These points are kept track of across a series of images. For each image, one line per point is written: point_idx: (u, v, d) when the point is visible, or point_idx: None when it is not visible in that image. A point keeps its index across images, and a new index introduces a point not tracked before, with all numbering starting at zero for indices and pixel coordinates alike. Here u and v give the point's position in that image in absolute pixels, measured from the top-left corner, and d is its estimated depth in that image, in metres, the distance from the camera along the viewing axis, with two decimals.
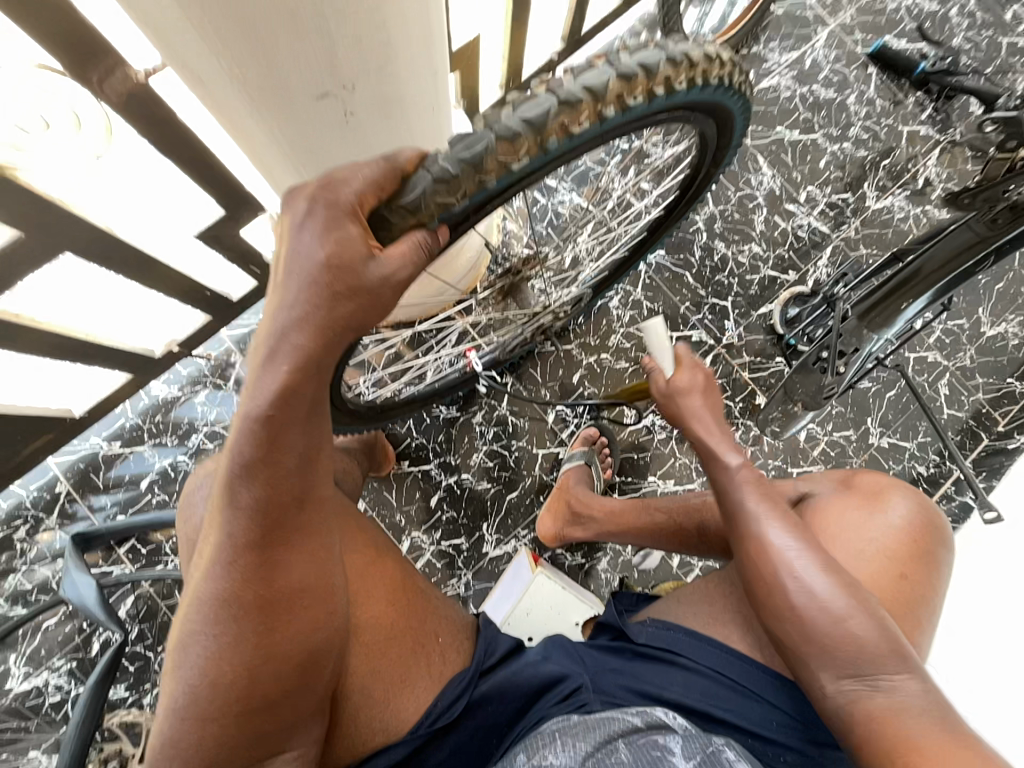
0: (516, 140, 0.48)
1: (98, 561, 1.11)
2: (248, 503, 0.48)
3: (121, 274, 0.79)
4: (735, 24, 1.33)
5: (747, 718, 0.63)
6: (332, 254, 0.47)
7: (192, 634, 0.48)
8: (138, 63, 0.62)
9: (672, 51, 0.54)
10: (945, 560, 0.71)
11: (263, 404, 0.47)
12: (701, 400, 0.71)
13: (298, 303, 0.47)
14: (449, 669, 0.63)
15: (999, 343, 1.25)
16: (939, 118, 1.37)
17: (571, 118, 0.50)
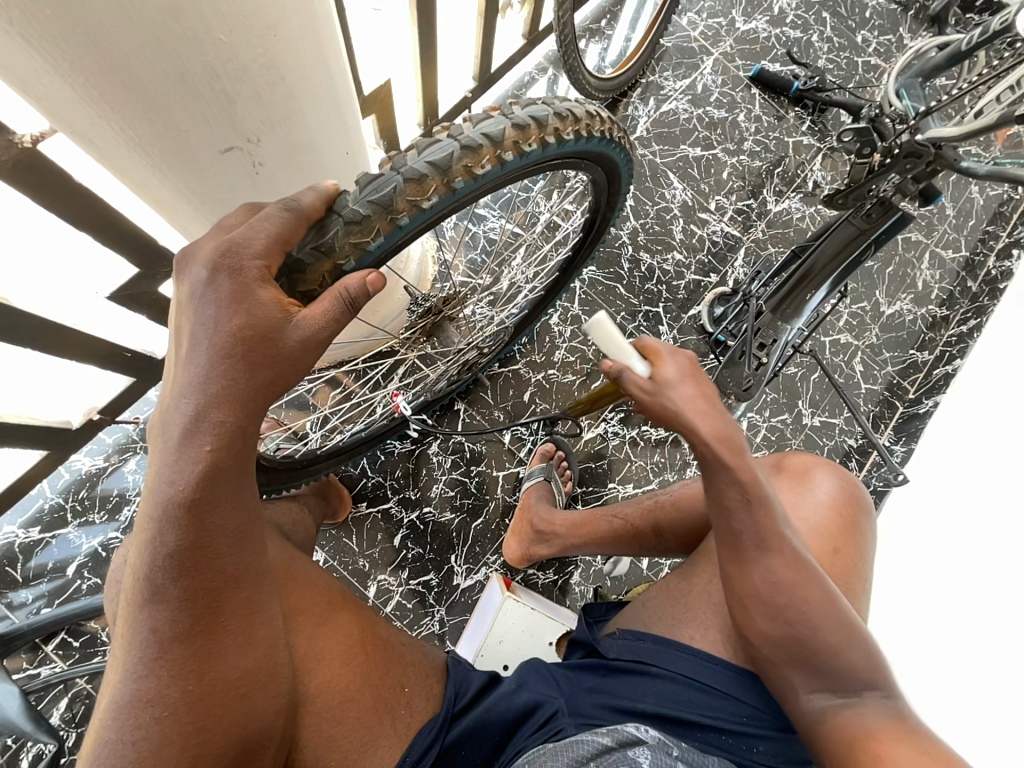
0: (422, 182, 0.52)
1: (22, 665, 0.99)
2: (173, 592, 0.44)
3: (22, 345, 0.74)
4: (631, 57, 1.45)
5: (718, 717, 0.65)
6: (242, 326, 0.44)
7: (111, 743, 0.43)
8: (24, 128, 0.59)
9: (558, 107, 0.60)
10: (868, 527, 0.76)
11: (183, 488, 0.43)
12: (695, 392, 0.58)
13: (207, 382, 0.44)
14: (417, 720, 0.61)
15: (898, 319, 1.39)
16: (817, 129, 1.55)
17: (473, 160, 0.54)
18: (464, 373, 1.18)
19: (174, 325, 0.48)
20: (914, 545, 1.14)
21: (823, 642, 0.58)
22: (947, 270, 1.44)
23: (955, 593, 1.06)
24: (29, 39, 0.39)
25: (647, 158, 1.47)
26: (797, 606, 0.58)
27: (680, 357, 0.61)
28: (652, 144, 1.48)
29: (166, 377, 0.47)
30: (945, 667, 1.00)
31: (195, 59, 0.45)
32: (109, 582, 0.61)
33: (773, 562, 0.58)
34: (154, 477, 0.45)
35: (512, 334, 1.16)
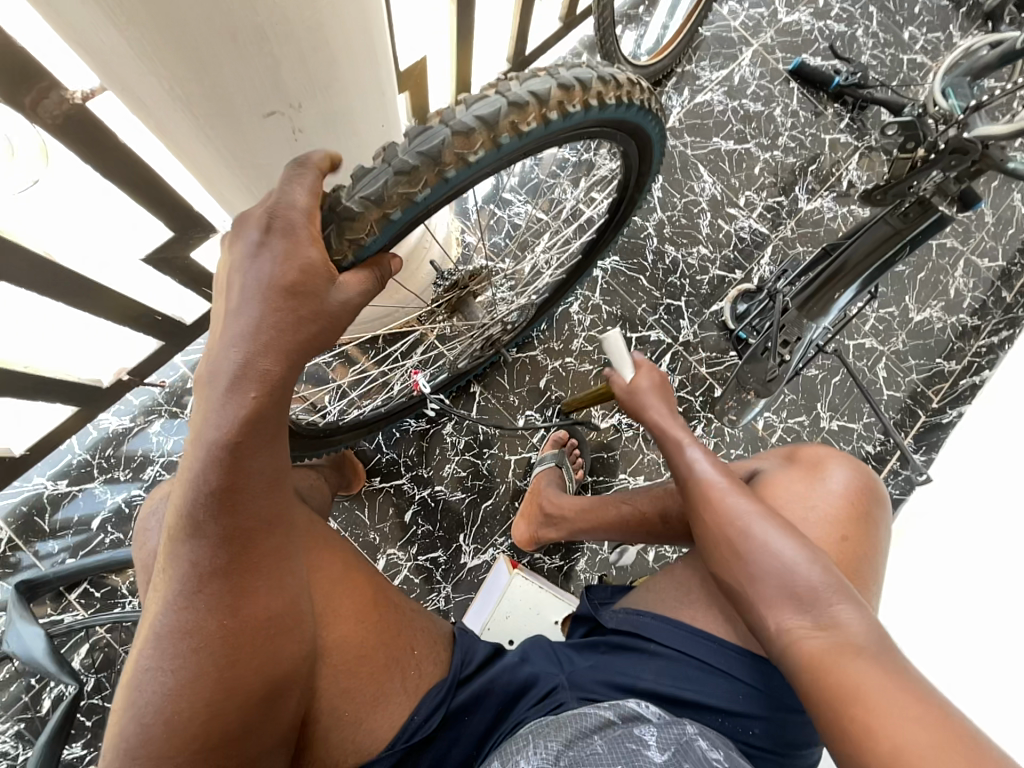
0: (470, 136, 0.52)
1: (47, 611, 1.03)
2: (214, 530, 0.46)
3: (61, 301, 0.76)
4: (668, 45, 1.42)
5: (714, 696, 0.65)
6: (291, 279, 0.46)
7: (151, 671, 0.45)
8: (75, 84, 0.60)
9: (601, 70, 0.60)
10: (883, 519, 0.75)
11: (227, 432, 0.44)
12: (658, 398, 0.80)
13: (253, 333, 0.45)
14: (426, 681, 0.63)
15: (926, 326, 1.36)
16: (855, 127, 1.51)
17: (519, 117, 0.54)
18: (487, 350, 1.19)
19: (219, 279, 0.50)
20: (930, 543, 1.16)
21: (809, 582, 0.59)
22: (981, 278, 1.40)
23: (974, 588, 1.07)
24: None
25: (678, 149, 1.45)
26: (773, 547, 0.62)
27: (653, 374, 0.83)
28: (684, 135, 1.45)
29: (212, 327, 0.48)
30: (961, 666, 1.00)
31: (246, 19, 0.46)
32: (139, 529, 0.64)
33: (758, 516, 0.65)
34: (199, 418, 0.46)
35: (536, 315, 1.19)
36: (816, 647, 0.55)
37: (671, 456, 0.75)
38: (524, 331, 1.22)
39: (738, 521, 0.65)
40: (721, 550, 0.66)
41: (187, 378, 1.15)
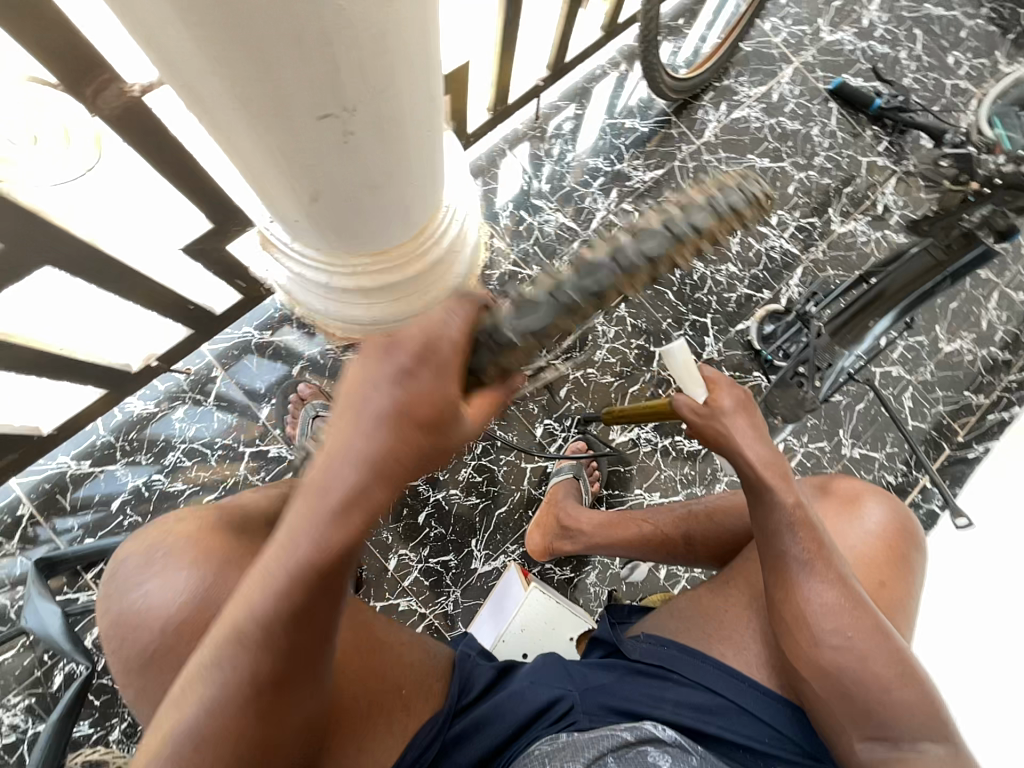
0: (578, 310, 0.59)
1: (63, 588, 1.04)
2: (276, 648, 0.42)
3: (100, 286, 0.77)
4: (706, 60, 1.42)
5: (737, 732, 0.65)
6: (422, 413, 0.44)
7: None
8: (134, 77, 0.61)
9: (719, 204, 0.60)
10: (919, 563, 0.74)
11: (312, 565, 0.41)
12: (744, 422, 0.71)
13: (369, 453, 0.42)
14: (420, 715, 0.62)
15: (955, 358, 1.33)
16: (893, 151, 1.49)
17: (628, 286, 0.60)
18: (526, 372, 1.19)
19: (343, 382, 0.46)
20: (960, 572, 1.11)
21: (882, 684, 0.59)
22: (1015, 312, 1.37)
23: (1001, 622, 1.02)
24: None
25: (712, 164, 1.44)
26: (856, 649, 0.60)
27: (738, 393, 0.73)
28: (718, 150, 1.44)
29: (332, 429, 0.44)
30: (977, 707, 0.97)
31: (312, 22, 0.46)
32: (104, 595, 0.66)
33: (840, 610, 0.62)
34: (297, 529, 0.42)
35: None
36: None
37: (756, 514, 0.67)
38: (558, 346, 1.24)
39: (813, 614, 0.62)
40: (787, 625, 0.64)
41: (213, 367, 1.17)
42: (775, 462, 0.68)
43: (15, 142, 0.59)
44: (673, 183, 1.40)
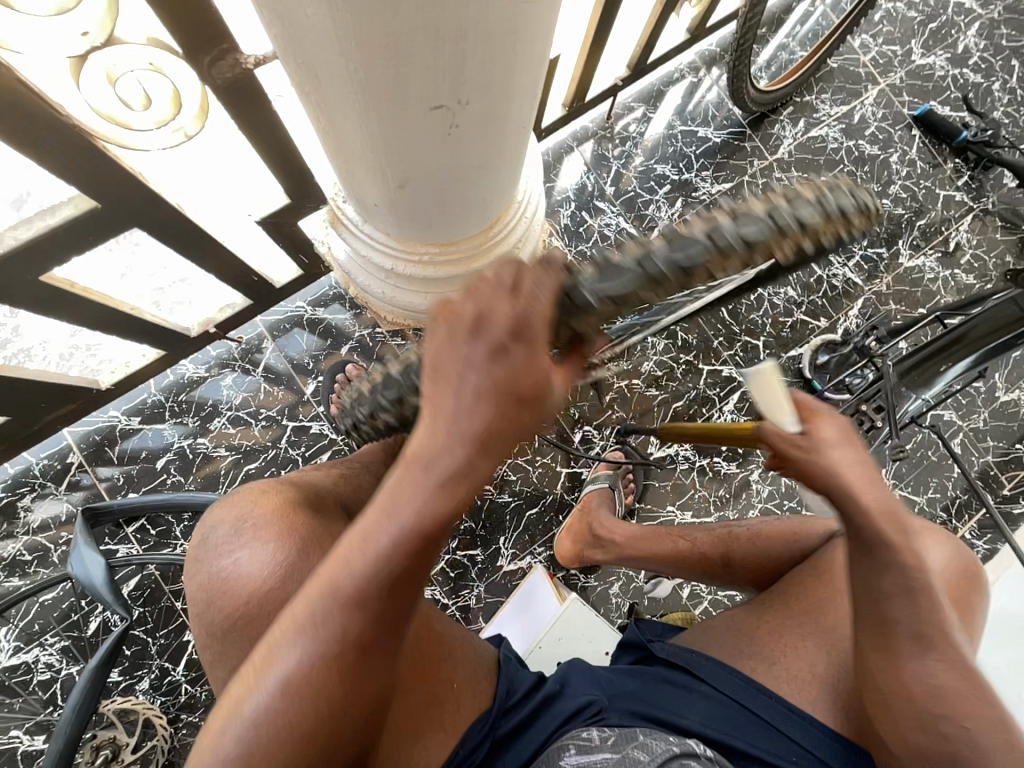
0: (727, 257, 0.48)
1: (104, 538, 1.07)
2: (364, 606, 0.40)
3: (178, 250, 0.78)
4: (790, 74, 1.37)
5: (767, 750, 0.64)
6: (522, 386, 0.39)
7: (260, 711, 0.41)
8: (250, 48, 0.60)
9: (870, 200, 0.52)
10: (980, 607, 0.71)
11: (420, 527, 0.39)
12: (857, 456, 0.51)
13: (483, 426, 0.39)
14: (462, 720, 0.61)
15: (1011, 409, 1.29)
16: (974, 186, 1.43)
17: (779, 248, 0.48)
18: None
19: (434, 342, 0.41)
20: None
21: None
22: None
23: None
24: None
25: (782, 183, 1.39)
26: (951, 726, 0.53)
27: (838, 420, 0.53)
28: (791, 169, 1.40)
29: (421, 406, 0.41)
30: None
31: (451, 13, 0.46)
32: (194, 540, 0.65)
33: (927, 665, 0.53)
34: (390, 500, 0.39)
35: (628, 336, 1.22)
36: None
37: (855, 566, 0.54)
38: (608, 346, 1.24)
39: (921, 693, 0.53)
40: (880, 696, 0.56)
41: (264, 338, 1.18)
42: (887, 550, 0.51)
43: (128, 106, 0.58)
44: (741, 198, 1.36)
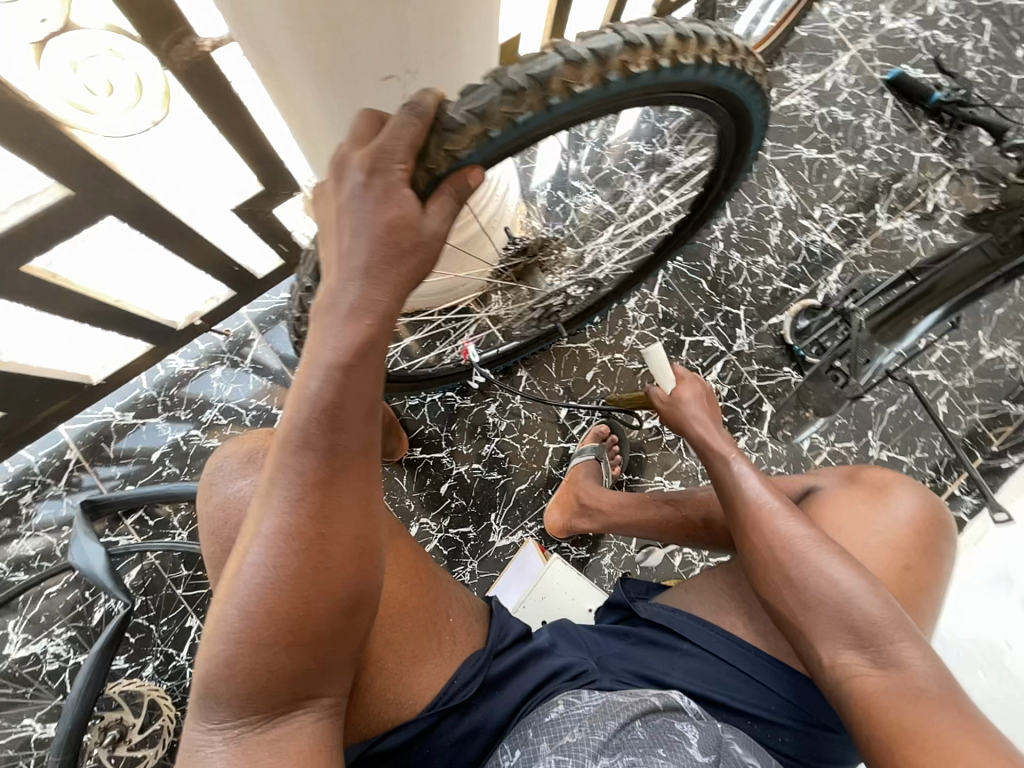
0: (581, 66, 0.50)
1: (105, 530, 1.10)
2: (318, 440, 0.45)
3: (154, 238, 0.80)
4: (759, 44, 1.38)
5: (747, 703, 0.65)
6: (390, 215, 0.45)
7: (251, 566, 0.43)
8: (206, 31, 0.64)
9: (718, 33, 0.58)
10: (948, 552, 0.73)
11: (343, 353, 0.45)
12: (701, 411, 0.83)
13: (376, 255, 0.45)
14: (462, 648, 0.64)
15: (997, 366, 1.29)
16: (950, 146, 1.42)
17: (631, 58, 0.51)
18: (546, 324, 1.17)
19: (321, 215, 0.49)
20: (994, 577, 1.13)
21: (870, 615, 0.57)
22: None
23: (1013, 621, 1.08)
24: None
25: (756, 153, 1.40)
26: (827, 570, 0.61)
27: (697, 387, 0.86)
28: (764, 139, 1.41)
29: (321, 265, 0.48)
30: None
31: None
32: (203, 483, 0.65)
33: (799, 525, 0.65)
34: (316, 342, 0.46)
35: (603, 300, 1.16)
36: (875, 686, 0.54)
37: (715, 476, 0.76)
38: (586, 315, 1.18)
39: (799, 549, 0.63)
40: (765, 569, 0.64)
41: (250, 330, 1.20)
42: (718, 437, 0.79)
43: (93, 93, 0.61)
44: None
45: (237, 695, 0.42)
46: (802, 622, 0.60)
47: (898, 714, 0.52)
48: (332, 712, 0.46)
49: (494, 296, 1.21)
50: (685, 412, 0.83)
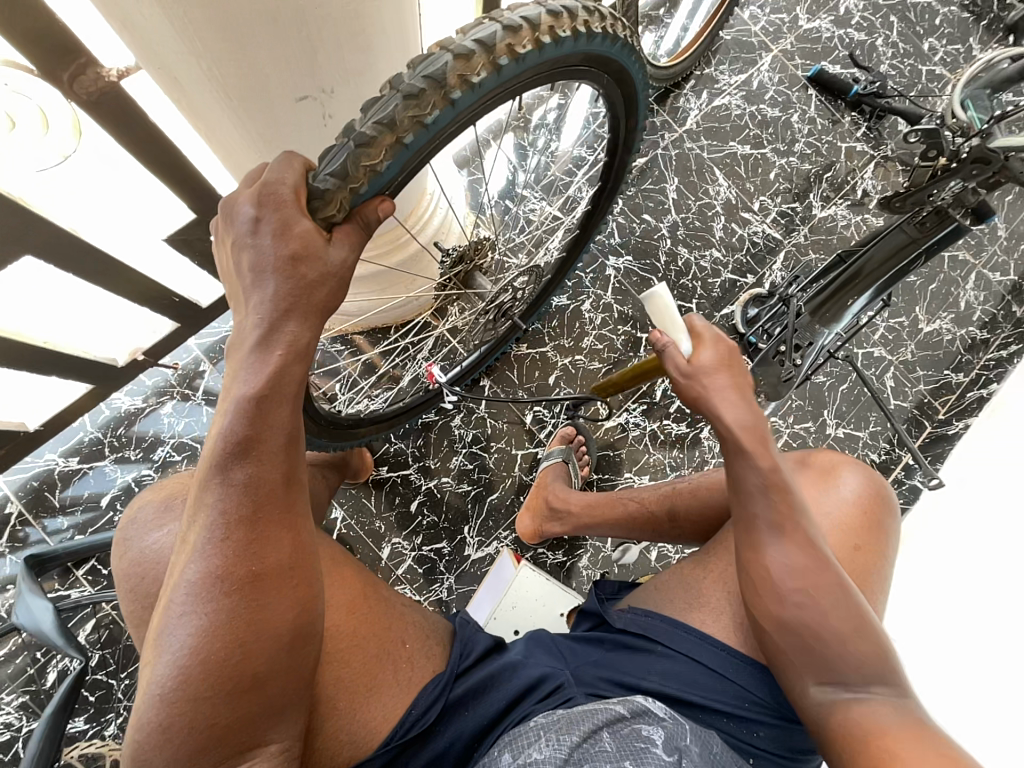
0: (471, 57, 0.50)
1: (54, 585, 1.04)
2: (241, 479, 0.47)
3: (81, 276, 0.78)
4: (688, 48, 1.43)
5: (723, 701, 0.64)
6: (291, 247, 0.47)
7: (180, 620, 0.45)
8: (111, 61, 0.63)
9: (586, 3, 0.60)
10: (892, 528, 0.75)
11: (256, 388, 0.47)
12: (728, 379, 0.64)
13: (284, 289, 0.48)
14: (420, 678, 0.62)
15: (935, 338, 1.36)
16: (872, 136, 1.51)
17: (516, 41, 0.53)
18: (501, 321, 1.12)
19: (225, 259, 0.51)
20: (933, 556, 1.15)
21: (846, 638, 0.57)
22: (992, 292, 1.39)
23: (968, 591, 1.07)
24: None
25: (694, 152, 1.46)
26: (813, 590, 0.58)
27: (721, 346, 0.66)
28: (700, 138, 1.46)
29: (233, 311, 0.51)
30: (953, 680, 1.01)
31: (287, 5, 0.49)
32: (124, 534, 0.65)
33: (790, 537, 0.59)
34: (229, 380, 0.48)
35: (546, 287, 1.12)
36: (852, 708, 0.56)
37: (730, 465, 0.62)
38: (533, 305, 1.14)
39: (793, 549, 0.59)
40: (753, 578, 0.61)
41: (201, 361, 1.16)
42: (754, 426, 0.61)
43: None
44: (657, 170, 1.43)
45: (175, 753, 0.43)
46: (783, 637, 0.59)
47: (874, 727, 0.54)
48: (281, 754, 0.48)
49: (450, 310, 1.23)
50: (708, 386, 0.64)
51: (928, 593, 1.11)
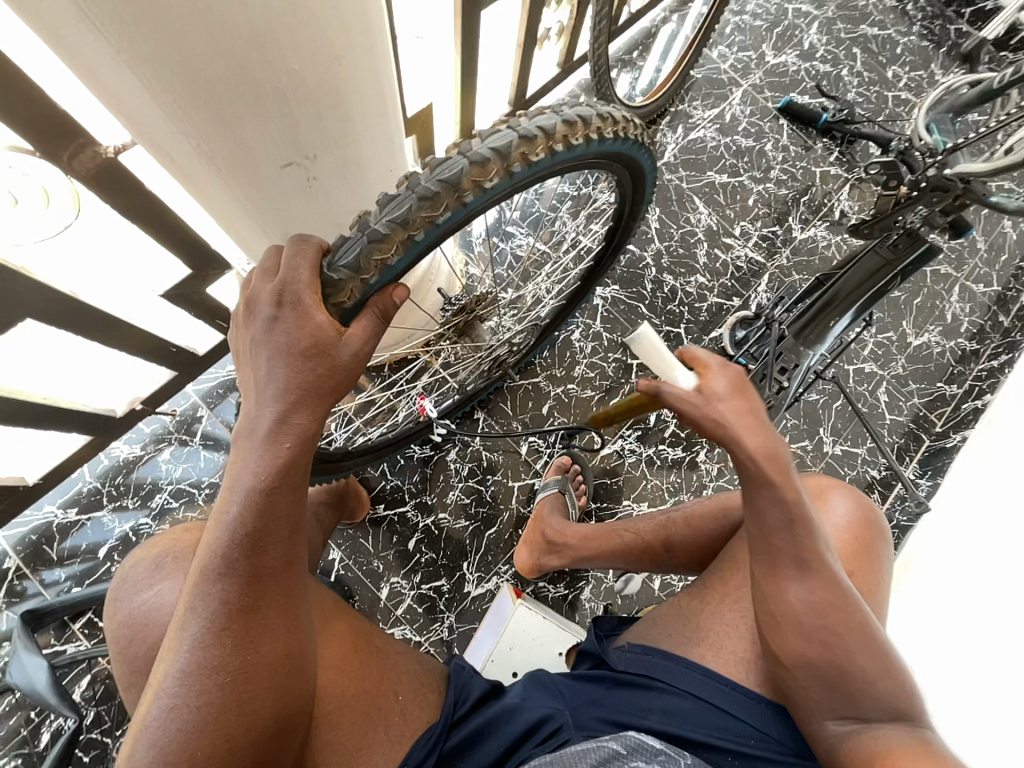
0: (485, 165, 0.55)
1: (50, 641, 1.03)
2: (241, 569, 0.48)
3: (81, 335, 0.81)
4: (663, 85, 1.49)
5: (727, 738, 0.62)
6: (300, 342, 0.51)
7: (168, 709, 0.46)
8: (108, 139, 0.67)
9: (601, 109, 0.64)
10: (883, 552, 0.75)
11: (262, 481, 0.49)
12: (740, 407, 0.59)
13: (290, 383, 0.51)
14: (413, 730, 0.61)
15: (925, 351, 1.37)
16: (845, 159, 1.56)
17: (529, 149, 0.57)
18: (496, 370, 1.21)
19: (241, 346, 0.55)
20: (938, 578, 1.12)
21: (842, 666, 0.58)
22: (978, 304, 1.41)
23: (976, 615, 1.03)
24: (141, 81, 0.48)
25: (673, 183, 1.51)
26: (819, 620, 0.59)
27: (728, 372, 0.62)
28: (679, 170, 1.52)
29: (243, 399, 0.53)
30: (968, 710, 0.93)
31: (266, 88, 0.53)
32: (108, 603, 0.65)
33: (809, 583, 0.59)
34: (236, 468, 0.50)
35: (542, 333, 1.20)
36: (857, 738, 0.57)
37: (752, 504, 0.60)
38: (531, 351, 1.24)
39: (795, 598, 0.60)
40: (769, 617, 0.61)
41: (197, 406, 1.18)
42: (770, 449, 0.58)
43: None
44: None
45: None
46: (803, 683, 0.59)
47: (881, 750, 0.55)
48: None
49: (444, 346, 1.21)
50: (723, 412, 0.59)
51: (934, 618, 1.06)
